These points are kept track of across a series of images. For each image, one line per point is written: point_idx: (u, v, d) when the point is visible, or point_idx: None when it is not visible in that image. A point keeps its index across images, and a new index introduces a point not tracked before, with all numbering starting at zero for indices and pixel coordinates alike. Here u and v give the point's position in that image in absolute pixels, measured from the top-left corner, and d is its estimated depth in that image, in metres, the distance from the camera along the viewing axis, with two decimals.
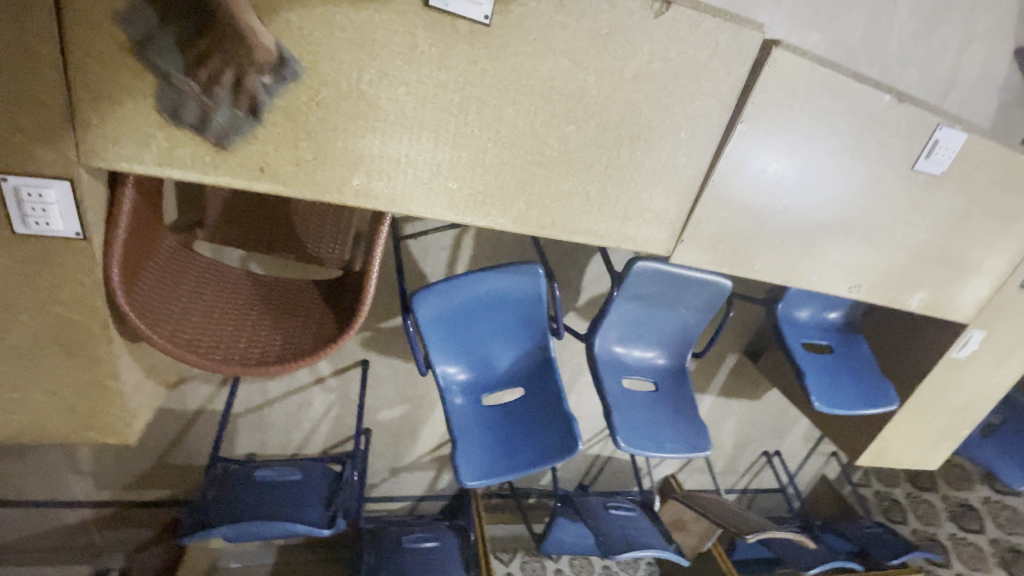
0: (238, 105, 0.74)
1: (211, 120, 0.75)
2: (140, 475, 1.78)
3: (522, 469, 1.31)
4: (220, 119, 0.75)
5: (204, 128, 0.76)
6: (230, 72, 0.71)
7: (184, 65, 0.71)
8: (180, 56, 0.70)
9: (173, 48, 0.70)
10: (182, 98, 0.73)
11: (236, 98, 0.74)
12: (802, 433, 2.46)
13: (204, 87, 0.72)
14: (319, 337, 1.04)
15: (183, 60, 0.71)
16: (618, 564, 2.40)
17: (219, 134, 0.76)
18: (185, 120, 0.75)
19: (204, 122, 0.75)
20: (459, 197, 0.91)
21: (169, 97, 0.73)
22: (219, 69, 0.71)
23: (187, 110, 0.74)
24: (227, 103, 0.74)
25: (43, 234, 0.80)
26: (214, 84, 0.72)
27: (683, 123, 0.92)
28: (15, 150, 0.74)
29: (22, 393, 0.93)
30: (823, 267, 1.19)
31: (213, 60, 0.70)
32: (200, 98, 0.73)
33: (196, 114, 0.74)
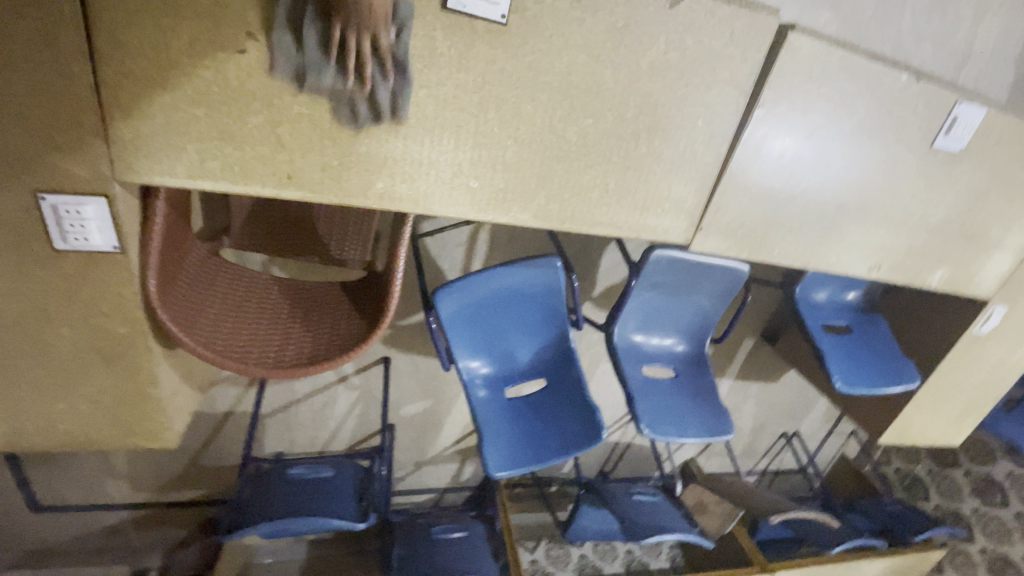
0: (387, 74, 0.76)
1: (381, 104, 0.79)
2: (173, 477, 1.83)
3: (548, 458, 1.33)
4: (384, 97, 0.78)
5: (378, 116, 0.80)
6: (364, 47, 0.72)
7: (332, 65, 0.74)
8: (323, 56, 0.73)
9: (317, 54, 0.73)
10: (349, 99, 0.78)
11: (382, 66, 0.75)
12: (821, 413, 2.46)
13: (358, 74, 0.75)
14: (348, 337, 1.06)
15: (330, 60, 0.73)
16: (641, 548, 2.43)
17: (391, 111, 0.80)
18: (362, 120, 0.80)
19: (377, 111, 0.80)
20: (480, 195, 0.92)
21: (339, 103, 0.78)
22: (358, 46, 0.71)
23: (358, 105, 0.78)
24: (379, 79, 0.77)
25: (82, 249, 0.82)
26: (358, 65, 0.73)
27: (700, 111, 0.93)
28: (52, 170, 0.76)
29: (67, 403, 0.96)
30: (842, 248, 1.19)
31: (347, 40, 0.70)
32: (359, 89, 0.77)
33: (366, 105, 0.79)
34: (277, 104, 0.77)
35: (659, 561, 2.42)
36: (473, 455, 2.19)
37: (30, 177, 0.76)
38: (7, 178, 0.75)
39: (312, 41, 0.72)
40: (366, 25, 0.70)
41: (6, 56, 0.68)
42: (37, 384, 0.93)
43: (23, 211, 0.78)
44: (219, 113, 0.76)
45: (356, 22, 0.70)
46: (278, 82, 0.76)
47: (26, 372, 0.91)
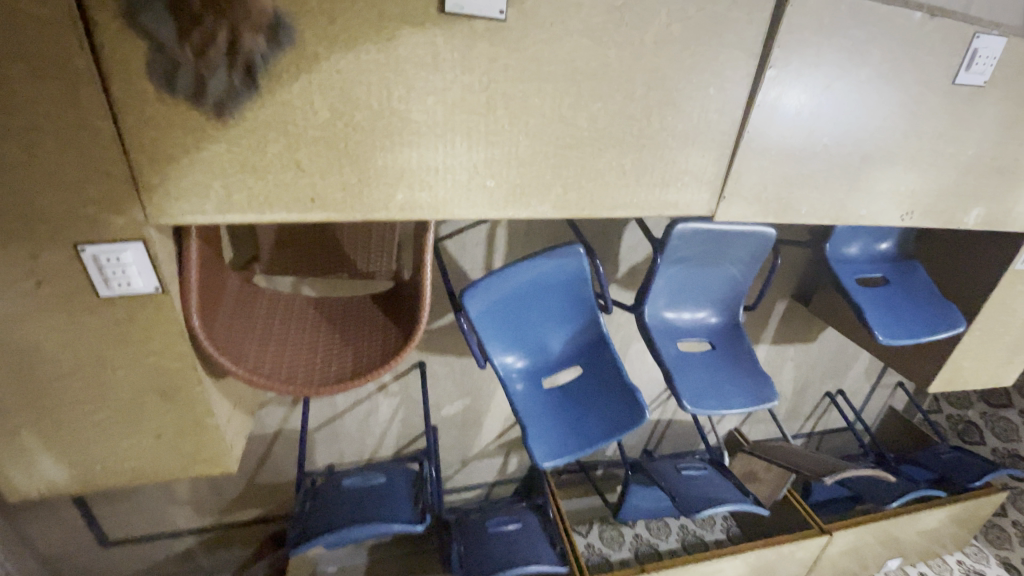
0: (233, 71, 0.73)
1: (208, 90, 0.73)
2: (233, 498, 1.90)
3: (594, 443, 1.34)
4: (215, 87, 0.73)
5: (198, 97, 0.74)
6: (224, 34, 0.70)
7: (172, 27, 0.68)
8: (168, 18, 0.68)
9: (161, 9, 0.67)
10: (174, 68, 0.71)
11: (230, 66, 0.72)
12: (864, 368, 2.41)
13: (198, 52, 0.70)
14: (386, 347, 1.08)
15: (173, 21, 0.68)
16: (694, 522, 2.45)
17: (214, 107, 0.75)
18: (179, 91, 0.73)
19: (198, 94, 0.73)
20: (499, 193, 0.93)
21: (157, 68, 0.71)
22: (213, 31, 0.69)
23: (180, 81, 0.72)
24: (221, 69, 0.72)
25: (126, 293, 0.85)
26: (206, 48, 0.70)
27: (711, 79, 0.91)
28: (89, 222, 0.79)
29: (132, 440, 1.01)
30: (871, 199, 1.16)
31: (205, 19, 0.68)
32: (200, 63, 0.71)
33: (190, 85, 0.73)
34: (292, 131, 0.79)
35: (714, 532, 2.43)
36: (517, 447, 2.22)
37: (70, 231, 0.79)
38: (49, 236, 0.78)
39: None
40: (238, 22, 0.69)
41: (32, 119, 0.71)
42: (102, 426, 0.97)
43: (68, 264, 0.81)
44: (238, 147, 0.78)
45: (228, 15, 0.69)
46: (291, 108, 0.77)
47: (91, 417, 0.96)
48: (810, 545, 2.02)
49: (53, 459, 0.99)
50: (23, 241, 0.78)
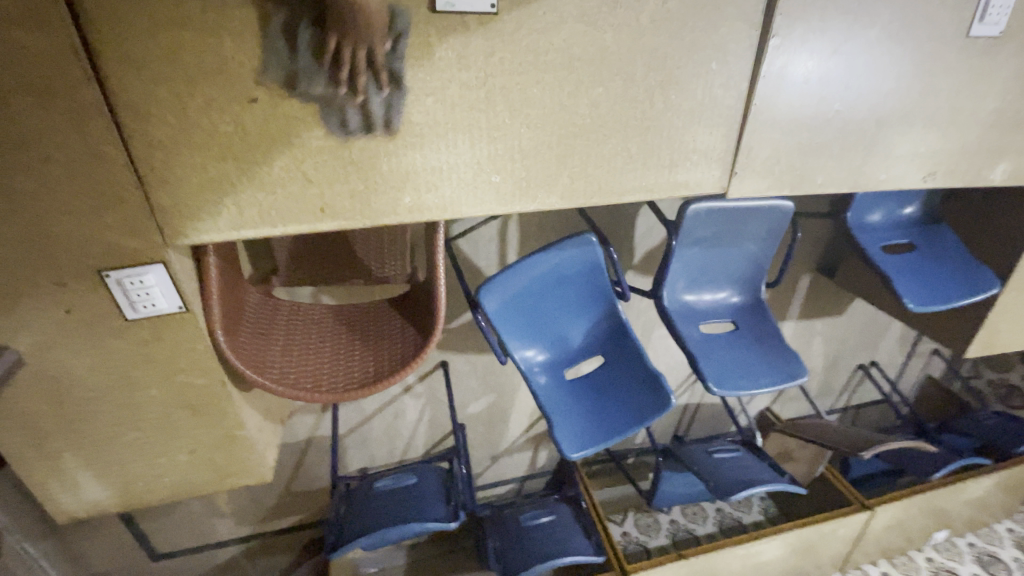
0: (381, 86, 0.77)
1: (373, 115, 0.79)
2: (272, 506, 1.95)
3: (621, 432, 1.33)
4: (377, 109, 0.79)
5: (371, 126, 0.81)
6: (360, 57, 0.73)
7: (324, 75, 0.74)
8: (316, 66, 0.74)
9: (310, 62, 0.73)
10: (340, 108, 0.78)
11: (375, 80, 0.76)
12: (896, 338, 2.34)
13: (350, 84, 0.75)
14: (405, 349, 1.09)
15: (322, 67, 0.74)
16: (730, 504, 2.42)
17: (383, 123, 0.81)
18: (353, 127, 0.80)
19: (370, 121, 0.80)
20: (504, 188, 0.93)
21: (332, 114, 0.79)
22: (353, 57, 0.72)
23: (350, 117, 0.79)
24: (373, 90, 0.77)
25: (151, 314, 0.88)
26: (353, 76, 0.74)
27: (713, 54, 0.89)
28: (110, 248, 0.81)
29: (168, 456, 1.04)
30: (890, 163, 1.12)
31: (341, 48, 0.71)
32: (349, 99, 0.77)
33: (359, 116, 0.79)
34: (297, 144, 0.80)
35: (751, 514, 2.40)
36: (545, 440, 2.22)
37: (92, 257, 0.81)
38: (73, 264, 0.81)
39: (305, 46, 0.72)
40: (365, 40, 0.72)
41: (48, 152, 0.73)
42: (139, 444, 1.01)
43: (93, 290, 0.84)
44: (245, 162, 0.80)
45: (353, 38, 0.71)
46: (293, 121, 0.78)
47: (128, 436, 0.99)
48: (851, 522, 1.98)
49: (96, 478, 1.02)
50: (50, 270, 0.81)
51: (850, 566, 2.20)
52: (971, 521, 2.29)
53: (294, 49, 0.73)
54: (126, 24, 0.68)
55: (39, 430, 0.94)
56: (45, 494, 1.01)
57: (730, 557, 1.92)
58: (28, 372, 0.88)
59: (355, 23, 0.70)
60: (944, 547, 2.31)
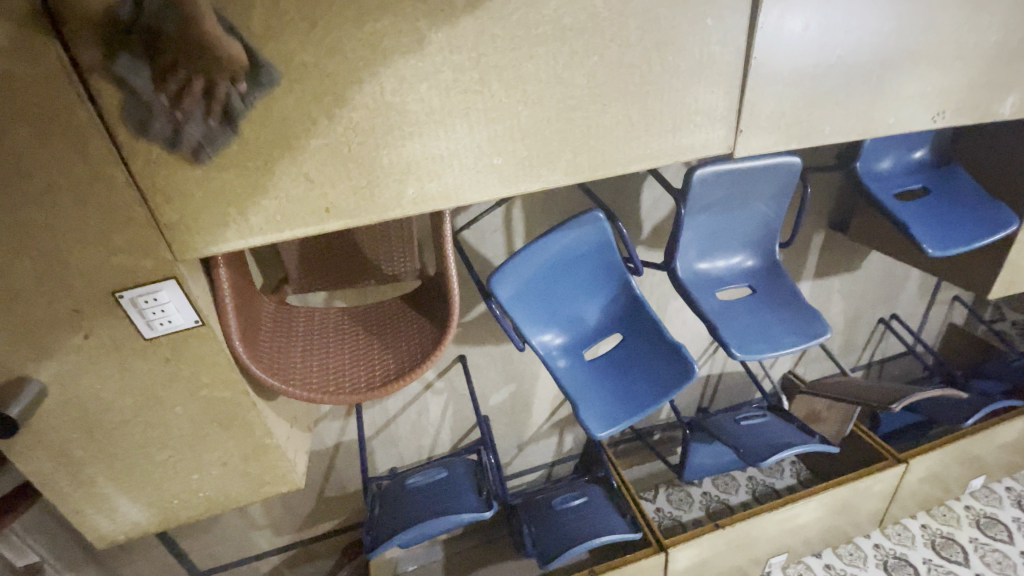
0: (211, 113, 0.73)
1: (186, 134, 0.73)
2: (307, 514, 1.97)
3: (648, 406, 1.32)
4: (194, 131, 0.73)
5: (177, 143, 0.74)
6: (200, 82, 0.70)
7: (148, 77, 0.68)
8: (140, 64, 0.68)
9: (132, 59, 0.67)
10: (147, 113, 0.71)
11: (207, 108, 0.72)
12: (915, 288, 2.30)
13: (174, 99, 0.70)
14: (424, 342, 1.09)
15: (147, 74, 0.68)
16: (762, 471, 2.41)
17: (193, 148, 0.75)
18: (156, 136, 0.73)
19: (178, 136, 0.73)
20: (508, 169, 0.91)
21: (136, 112, 0.71)
22: (188, 77, 0.69)
23: (156, 124, 0.72)
24: (198, 115, 0.73)
25: (169, 331, 0.88)
26: (184, 98, 0.70)
27: (707, 10, 0.87)
28: (121, 269, 0.81)
29: (201, 472, 1.04)
30: (898, 106, 1.08)
31: (179, 69, 0.68)
32: (168, 112, 0.71)
33: (166, 128, 0.73)
34: (296, 146, 0.79)
35: (784, 479, 2.39)
36: (570, 425, 2.22)
37: (105, 280, 0.81)
38: (87, 288, 0.81)
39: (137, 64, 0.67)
40: (216, 72, 0.70)
41: (49, 178, 0.73)
42: (171, 462, 1.01)
43: (110, 312, 0.84)
44: (246, 169, 0.79)
45: (202, 62, 0.68)
46: (290, 122, 0.77)
47: (159, 455, 1.00)
48: (886, 477, 1.96)
49: (131, 500, 1.03)
50: (65, 297, 0.81)
51: (889, 522, 2.18)
52: (1008, 465, 2.26)
53: (123, 44, 0.66)
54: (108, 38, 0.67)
55: (71, 457, 0.95)
56: (85, 520, 1.03)
57: (767, 523, 1.91)
58: (55, 400, 0.89)
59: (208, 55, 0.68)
60: (981, 493, 2.29)
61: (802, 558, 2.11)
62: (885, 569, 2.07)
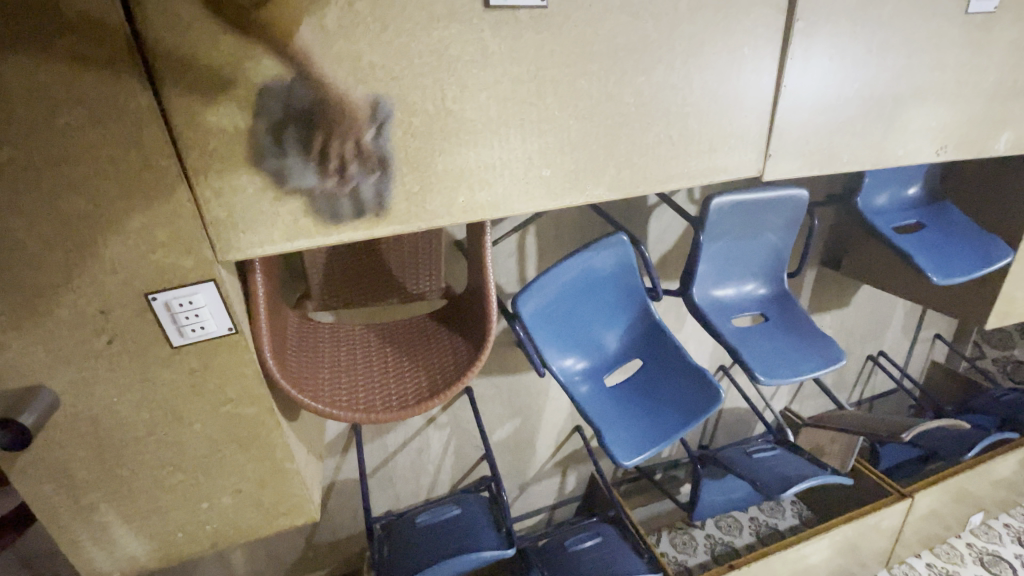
0: (372, 169, 0.80)
1: (364, 194, 0.81)
2: (293, 563, 1.82)
3: (675, 432, 1.29)
4: (366, 189, 0.81)
5: (362, 211, 0.83)
6: (349, 147, 0.78)
7: (313, 168, 0.77)
8: (304, 160, 0.76)
9: (298, 158, 0.76)
10: (328, 198, 0.80)
11: (365, 163, 0.80)
12: (900, 325, 2.39)
13: (340, 171, 0.79)
14: (459, 359, 1.05)
15: (309, 161, 0.76)
16: (763, 512, 2.37)
17: (373, 206, 0.83)
18: (337, 217, 0.81)
19: (359, 203, 0.82)
20: (555, 181, 0.92)
21: (321, 201, 0.80)
22: (340, 147, 0.77)
23: (342, 203, 0.81)
24: (363, 176, 0.80)
25: (199, 338, 0.82)
26: (342, 163, 0.78)
27: (744, 39, 0.93)
28: (157, 268, 0.76)
29: (211, 500, 0.95)
30: (907, 138, 1.16)
31: (330, 142, 0.76)
32: (340, 186, 0.79)
33: (349, 203, 0.81)
34: (354, 147, 0.79)
35: (787, 519, 2.35)
36: (573, 463, 2.16)
37: (139, 280, 0.76)
38: (120, 289, 0.76)
39: (295, 154, 0.75)
40: (353, 129, 0.77)
41: (95, 167, 0.69)
42: (179, 489, 0.92)
43: (138, 316, 0.78)
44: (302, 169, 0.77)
45: (341, 127, 0.76)
46: (352, 124, 0.77)
47: (167, 480, 0.91)
48: (893, 512, 1.96)
49: (130, 534, 0.93)
50: (93, 298, 0.75)
51: (895, 561, 2.16)
52: (1004, 501, 2.29)
53: (283, 147, 0.75)
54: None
55: (70, 481, 0.85)
56: (73, 557, 0.91)
57: (780, 563, 1.86)
58: (63, 413, 0.81)
59: (341, 116, 0.75)
60: (979, 530, 2.30)
61: None
62: None
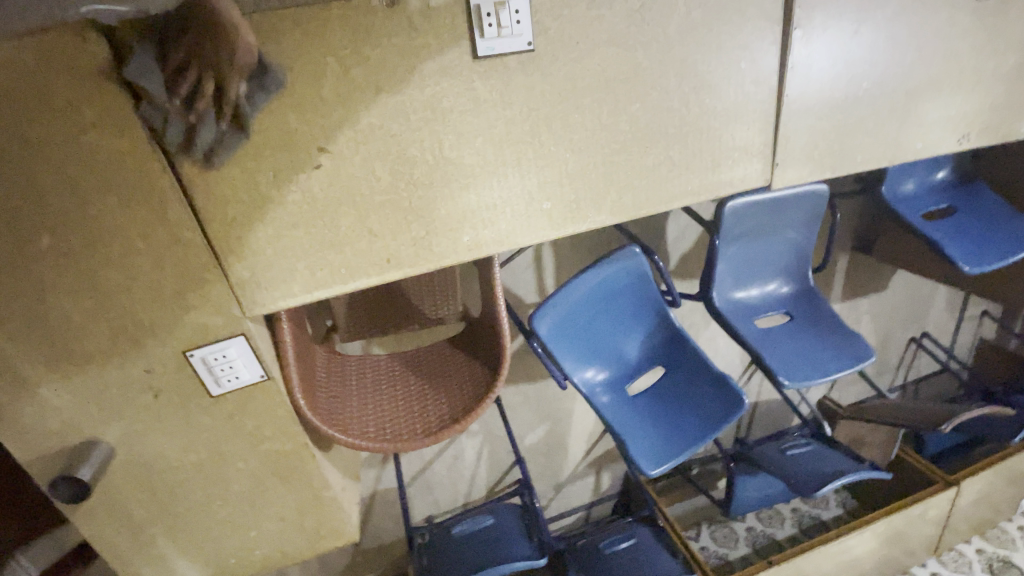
0: (222, 117, 0.71)
1: (197, 139, 0.71)
2: (343, 569, 1.93)
3: (699, 439, 1.30)
4: (205, 136, 0.71)
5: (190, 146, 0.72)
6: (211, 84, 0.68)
7: (164, 85, 0.67)
8: (156, 72, 0.67)
9: (151, 65, 0.66)
10: (162, 119, 0.69)
11: (216, 116, 0.71)
12: (943, 305, 2.29)
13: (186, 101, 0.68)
14: (478, 384, 1.10)
15: (160, 76, 0.67)
16: (806, 503, 2.34)
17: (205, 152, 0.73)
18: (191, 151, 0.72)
19: (192, 138, 0.72)
20: (557, 213, 0.94)
21: (154, 118, 0.69)
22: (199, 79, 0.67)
23: (170, 131, 0.70)
24: (210, 121, 0.71)
25: (235, 387, 0.89)
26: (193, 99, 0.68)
27: (740, 53, 0.91)
28: (191, 328, 0.83)
29: (258, 528, 1.03)
30: (924, 131, 1.12)
31: (193, 74, 0.66)
32: (181, 116, 0.70)
33: (180, 131, 0.71)
34: (361, 202, 0.84)
35: (830, 509, 2.32)
36: (606, 463, 2.19)
37: (175, 340, 0.83)
38: (160, 349, 0.83)
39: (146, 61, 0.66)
40: (227, 72, 0.68)
41: (129, 245, 0.76)
42: (229, 519, 1.01)
43: (178, 372, 0.85)
44: (316, 227, 0.83)
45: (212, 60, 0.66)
46: (357, 182, 0.82)
47: (218, 512, 0.99)
48: (939, 502, 1.90)
49: (189, 561, 1.02)
50: (138, 359, 0.83)
51: (945, 549, 2.10)
52: None
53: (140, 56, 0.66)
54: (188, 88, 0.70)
55: (134, 518, 0.95)
56: None
57: (821, 557, 1.84)
58: (121, 460, 0.90)
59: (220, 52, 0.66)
60: None
61: None
62: None
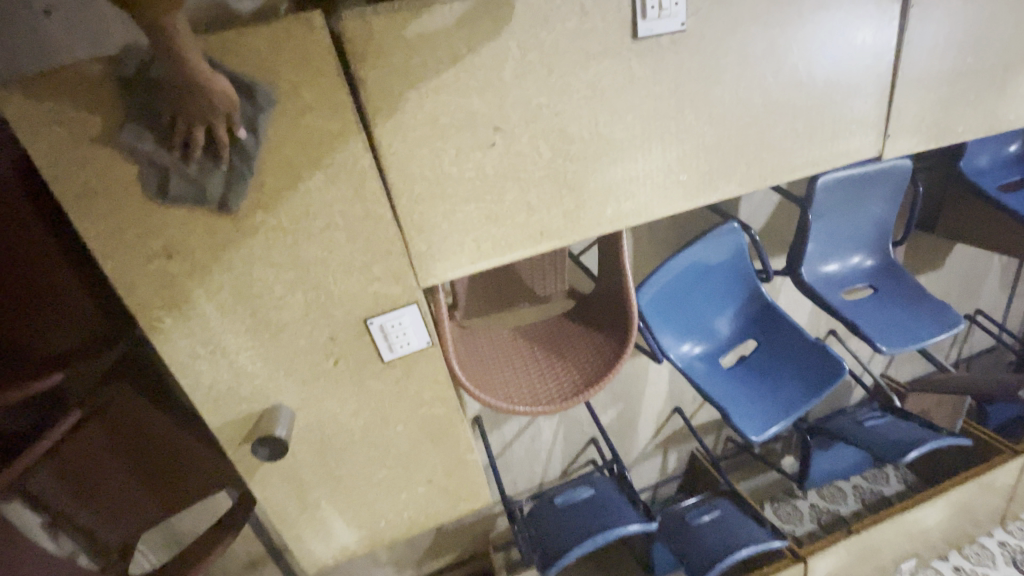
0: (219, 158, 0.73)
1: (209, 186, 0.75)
2: (426, 548, 2.01)
3: (799, 406, 1.36)
4: (216, 183, 0.75)
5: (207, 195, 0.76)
6: (205, 131, 0.70)
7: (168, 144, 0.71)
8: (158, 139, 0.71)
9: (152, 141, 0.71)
10: (180, 174, 0.73)
11: (216, 156, 0.73)
12: (998, 281, 2.33)
13: (189, 153, 0.71)
14: (605, 351, 1.16)
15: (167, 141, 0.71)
16: (866, 479, 2.38)
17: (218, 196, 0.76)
18: (520, 113, 0.86)
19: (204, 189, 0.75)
20: (691, 183, 1.01)
21: (443, 74, 0.80)
22: (197, 131, 0.70)
23: (182, 183, 0.74)
24: (212, 166, 0.74)
25: (404, 353, 0.96)
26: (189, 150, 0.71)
27: (864, 30, 0.97)
28: (373, 297, 0.90)
29: (408, 491, 1.10)
30: (1017, 103, 1.19)
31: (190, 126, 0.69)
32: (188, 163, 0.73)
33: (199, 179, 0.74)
34: (526, 177, 0.91)
35: (892, 485, 2.36)
36: (673, 444, 2.25)
37: (361, 307, 0.90)
38: (344, 318, 0.90)
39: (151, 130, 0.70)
40: (206, 113, 0.68)
41: (329, 218, 0.83)
42: (385, 481, 1.08)
43: (357, 339, 0.92)
44: (485, 201, 0.90)
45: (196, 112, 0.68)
46: (523, 158, 0.89)
47: (376, 475, 1.06)
48: (1009, 470, 1.95)
49: (345, 523, 1.09)
50: (325, 326, 0.90)
51: (1011, 518, 2.18)
52: None
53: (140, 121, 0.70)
54: (394, 73, 0.78)
55: (302, 481, 1.02)
56: (302, 544, 1.09)
57: (898, 527, 1.89)
58: (297, 425, 0.97)
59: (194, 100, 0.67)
60: None
61: (930, 562, 2.10)
62: (1017, 566, 2.06)
